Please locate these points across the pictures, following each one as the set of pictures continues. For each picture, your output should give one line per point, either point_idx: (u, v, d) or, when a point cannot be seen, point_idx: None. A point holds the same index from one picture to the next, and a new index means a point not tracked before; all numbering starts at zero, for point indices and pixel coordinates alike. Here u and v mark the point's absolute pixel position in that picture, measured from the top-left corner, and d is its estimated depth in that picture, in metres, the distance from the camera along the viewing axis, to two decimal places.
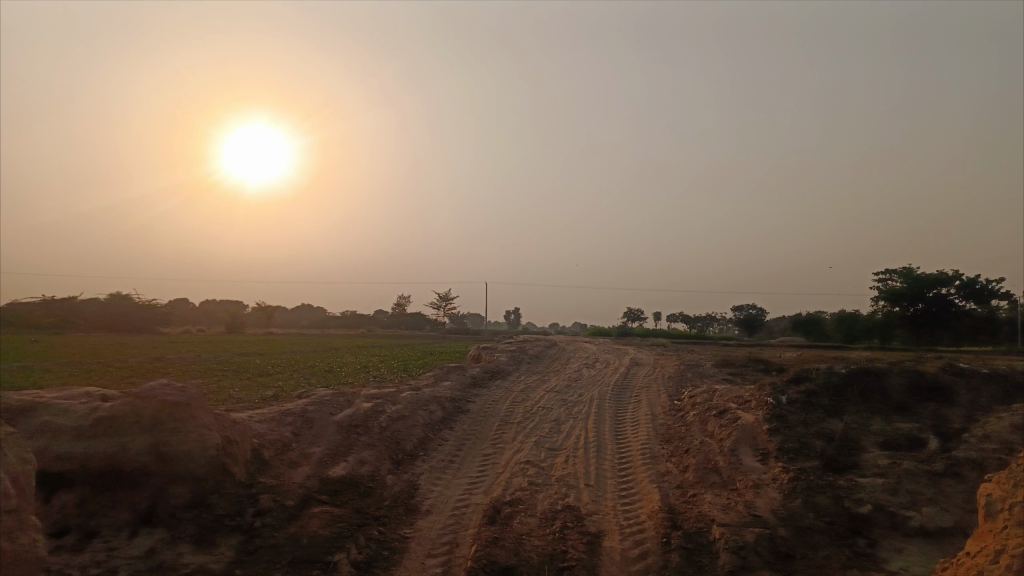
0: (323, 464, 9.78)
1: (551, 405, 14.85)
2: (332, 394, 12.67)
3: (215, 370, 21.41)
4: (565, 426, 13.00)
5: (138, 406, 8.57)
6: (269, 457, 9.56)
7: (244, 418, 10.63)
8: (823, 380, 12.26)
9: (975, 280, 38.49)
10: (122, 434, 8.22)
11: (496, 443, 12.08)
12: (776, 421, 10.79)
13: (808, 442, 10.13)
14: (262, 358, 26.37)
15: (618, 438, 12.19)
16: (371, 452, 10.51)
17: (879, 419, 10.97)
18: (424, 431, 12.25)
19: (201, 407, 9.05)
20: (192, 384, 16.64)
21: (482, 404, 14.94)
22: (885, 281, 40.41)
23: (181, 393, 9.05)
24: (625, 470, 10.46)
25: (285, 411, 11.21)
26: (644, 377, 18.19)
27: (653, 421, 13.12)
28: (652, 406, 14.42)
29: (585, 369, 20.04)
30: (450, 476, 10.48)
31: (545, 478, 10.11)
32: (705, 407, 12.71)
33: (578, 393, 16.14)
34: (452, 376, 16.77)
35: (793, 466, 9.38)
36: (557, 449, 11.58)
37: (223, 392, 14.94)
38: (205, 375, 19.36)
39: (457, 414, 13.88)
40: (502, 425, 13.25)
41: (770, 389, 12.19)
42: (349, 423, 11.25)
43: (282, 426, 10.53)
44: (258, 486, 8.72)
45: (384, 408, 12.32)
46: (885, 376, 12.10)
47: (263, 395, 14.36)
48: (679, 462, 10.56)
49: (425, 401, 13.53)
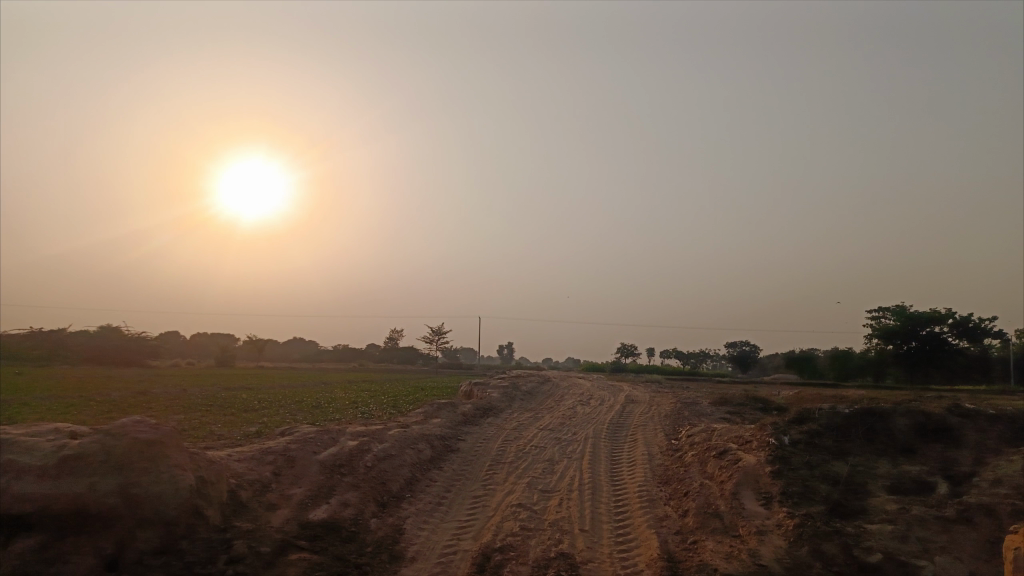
0: (302, 507, 9.27)
1: (545, 444, 14.37)
2: (316, 431, 12.18)
3: (200, 405, 20.83)
4: (558, 466, 12.54)
5: (107, 444, 8.08)
6: (247, 499, 9.06)
7: (222, 456, 10.14)
8: (825, 421, 11.85)
9: (968, 318, 38.33)
10: (89, 474, 7.72)
11: (487, 484, 11.58)
12: (779, 462, 10.35)
13: (813, 485, 9.69)
14: (249, 393, 25.76)
15: (614, 479, 11.73)
16: (354, 494, 10.00)
17: (885, 462, 10.55)
18: (412, 471, 11.76)
19: (175, 446, 8.61)
20: (173, 419, 16.08)
21: (473, 442, 14.44)
22: (878, 318, 40.32)
23: (154, 431, 8.60)
24: (621, 514, 9.98)
25: (266, 449, 10.70)
26: (640, 415, 17.69)
27: (649, 462, 12.66)
28: (649, 446, 13.93)
29: (579, 406, 19.57)
30: (437, 520, 9.97)
31: (537, 523, 9.62)
32: (705, 448, 12.27)
33: (572, 431, 15.66)
34: (442, 413, 16.26)
35: (798, 512, 8.93)
36: (551, 491, 11.10)
37: (204, 428, 14.40)
38: (188, 410, 18.77)
39: (446, 453, 13.38)
40: (493, 465, 12.77)
41: (772, 429, 11.76)
42: (333, 462, 10.76)
43: (261, 466, 10.03)
44: (232, 532, 8.21)
45: (370, 447, 11.82)
46: (890, 417, 11.68)
47: (246, 431, 13.84)
48: (678, 506, 10.09)
49: (413, 439, 13.04)
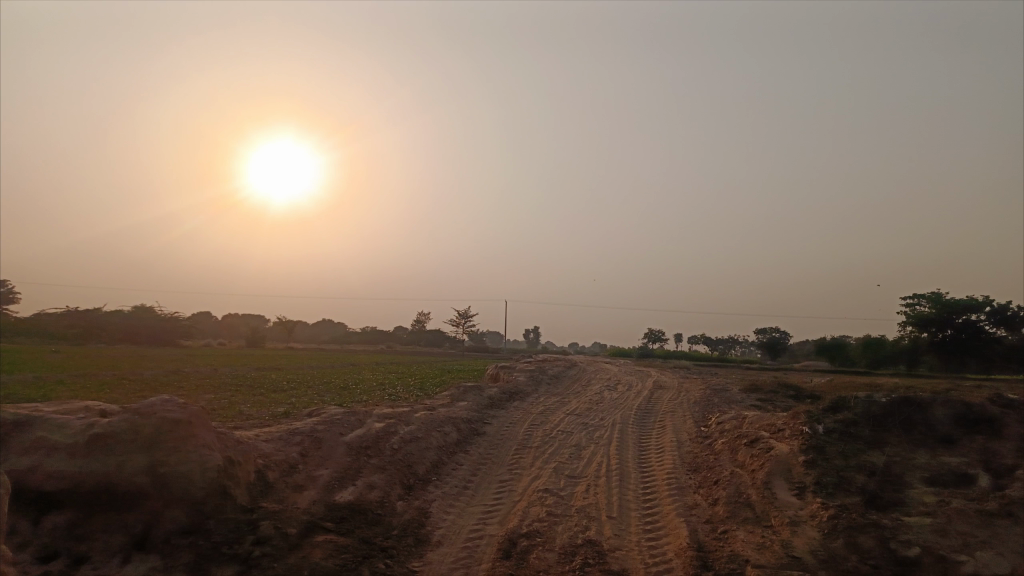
0: (329, 488, 9.26)
1: (571, 429, 14.24)
2: (343, 413, 12.17)
3: (229, 385, 21.04)
4: (586, 451, 12.41)
5: (136, 423, 8.12)
6: (274, 479, 9.07)
7: (249, 436, 10.16)
8: (861, 409, 11.55)
9: (1006, 305, 37.34)
10: (118, 454, 7.77)
11: (513, 469, 11.50)
12: (813, 451, 10.09)
13: (848, 476, 9.42)
14: (278, 374, 25.99)
15: (643, 466, 11.58)
16: (381, 476, 9.97)
17: (923, 453, 10.25)
18: (438, 454, 11.71)
19: (203, 425, 8.61)
20: (203, 399, 16.23)
21: (499, 426, 14.36)
22: (912, 306, 39.49)
23: (182, 410, 8.61)
24: (650, 502, 9.83)
25: (293, 430, 10.71)
26: (668, 401, 17.47)
27: (678, 449, 12.47)
28: (678, 433, 13.73)
29: (606, 392, 19.39)
30: (463, 504, 9.91)
31: (564, 509, 9.51)
32: (735, 435, 12.04)
33: (599, 417, 15.50)
34: (468, 396, 16.18)
35: (832, 503, 8.69)
36: (578, 476, 10.99)
37: (232, 408, 14.51)
38: (218, 390, 18.99)
39: (472, 437, 13.32)
40: (520, 449, 12.68)
41: (805, 417, 11.49)
42: (359, 444, 10.74)
43: (289, 446, 10.04)
44: (259, 512, 8.21)
45: (396, 429, 11.79)
46: (929, 407, 11.33)
47: (273, 412, 13.90)
48: (707, 494, 9.92)
49: (439, 422, 13.00)
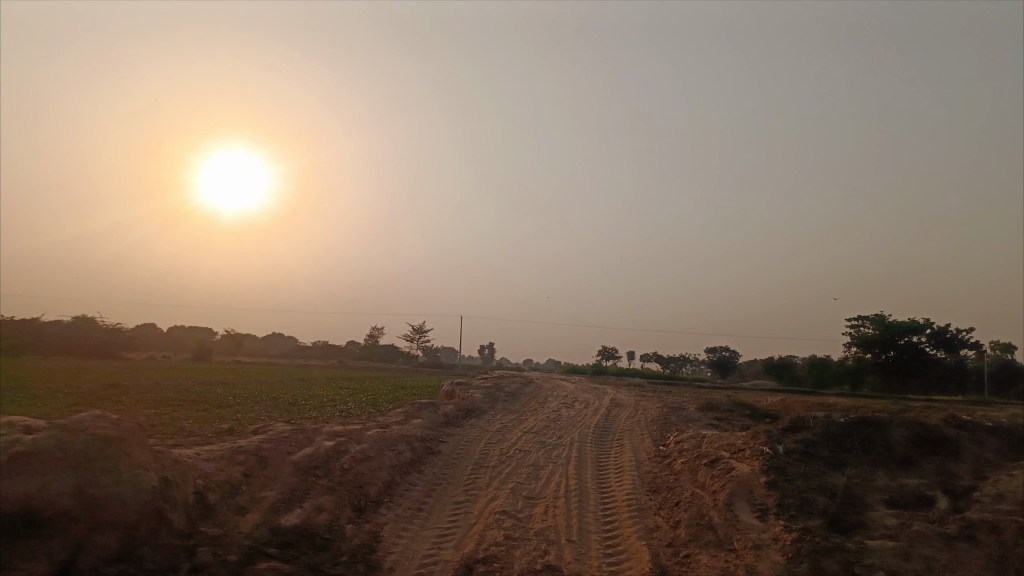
0: (273, 511, 8.73)
1: (529, 448, 13.92)
2: (291, 431, 11.62)
3: (171, 399, 20.12)
4: (544, 471, 12.10)
5: (64, 441, 7.50)
6: (215, 501, 8.52)
7: (190, 454, 9.58)
8: (821, 430, 11.51)
9: (946, 328, 38.35)
10: (44, 473, 7.10)
11: (469, 490, 11.10)
12: (774, 472, 9.96)
13: (810, 498, 9.30)
14: (225, 388, 25.11)
15: (602, 487, 11.31)
16: (330, 498, 9.48)
17: (882, 474, 10.22)
18: (391, 474, 11.25)
19: (138, 444, 8.07)
20: (142, 414, 15.44)
21: (454, 444, 13.95)
22: (857, 327, 40.34)
23: (115, 428, 8.06)
24: (610, 524, 9.56)
25: (237, 448, 10.15)
26: (627, 419, 17.28)
27: (638, 469, 12.25)
28: (636, 452, 13.53)
29: (563, 409, 19.13)
30: (417, 527, 9.48)
31: (522, 532, 9.17)
32: (695, 455, 11.87)
33: (557, 435, 15.21)
34: (423, 414, 15.74)
35: (795, 525, 8.53)
36: (536, 497, 10.65)
37: (173, 424, 13.80)
38: (159, 405, 18.12)
39: (427, 456, 12.88)
40: (476, 469, 12.30)
41: (765, 437, 11.38)
42: (308, 463, 10.23)
43: (232, 466, 9.48)
44: (197, 538, 7.66)
45: (347, 448, 11.30)
46: (887, 428, 11.34)
47: (217, 429, 13.23)
48: (669, 516, 9.69)
49: (392, 440, 12.52)
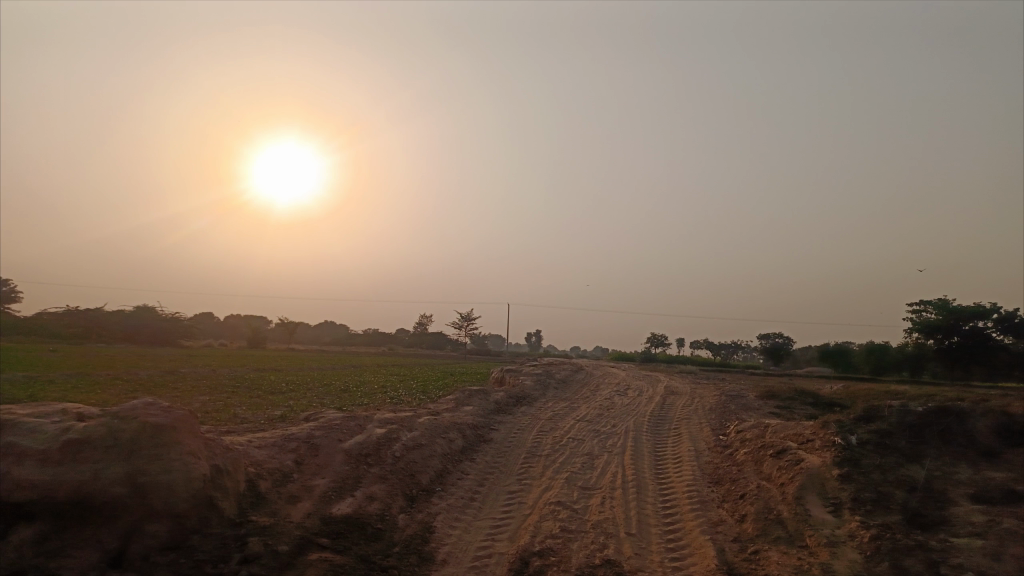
0: (325, 500, 8.56)
1: (582, 436, 13.54)
2: (341, 418, 11.46)
3: (225, 386, 20.31)
4: (599, 461, 11.71)
5: (115, 428, 7.42)
6: (266, 490, 8.38)
7: (241, 442, 9.48)
8: (896, 420, 10.83)
9: (1014, 312, 36.40)
10: (94, 461, 7.03)
11: (523, 479, 10.78)
12: (848, 465, 9.37)
13: (887, 492, 8.71)
14: (278, 374, 25.35)
15: (660, 478, 10.86)
16: (381, 487, 9.28)
17: (965, 467, 9.54)
18: (442, 463, 11.02)
19: (188, 431, 7.96)
20: (197, 401, 15.55)
21: (506, 432, 13.66)
22: (918, 312, 38.70)
23: (166, 414, 7.95)
24: (671, 517, 9.14)
25: (288, 435, 10.02)
26: (683, 408, 16.75)
27: (697, 459, 11.77)
28: (695, 442, 13.03)
29: (616, 397, 18.68)
30: (470, 518, 9.21)
31: (579, 524, 8.82)
32: (759, 446, 11.31)
33: (611, 423, 14.79)
34: (473, 401, 15.49)
35: (873, 521, 7.97)
36: (592, 488, 10.28)
37: (226, 411, 13.84)
38: (213, 391, 18.31)
39: (478, 444, 12.62)
40: (529, 458, 11.98)
41: (836, 427, 10.76)
42: (359, 451, 10.05)
43: (283, 453, 9.34)
44: (248, 527, 7.52)
45: (398, 436, 11.09)
46: (969, 418, 10.60)
47: (268, 416, 13.18)
48: (733, 509, 9.22)
49: (443, 428, 12.29)
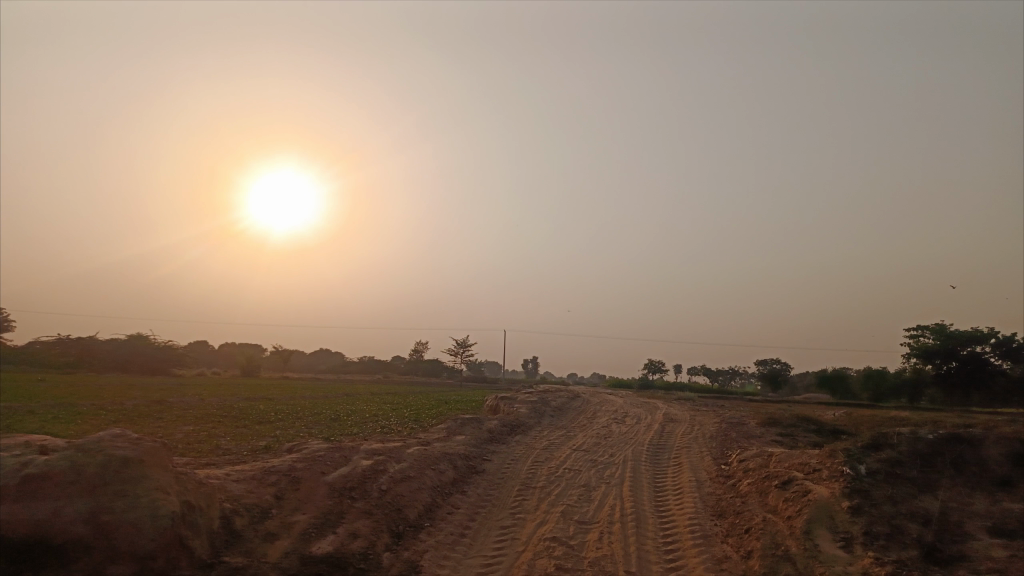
0: (305, 538, 8.05)
1: (579, 466, 13.06)
2: (327, 448, 10.97)
3: (212, 415, 19.75)
4: (596, 493, 11.22)
5: (78, 462, 6.94)
6: (242, 527, 7.86)
7: (218, 475, 8.98)
8: (906, 448, 10.38)
9: (1012, 337, 35.84)
10: (54, 497, 6.54)
11: (516, 513, 10.28)
12: (858, 496, 8.90)
13: (901, 525, 8.23)
14: (268, 403, 24.81)
15: (660, 511, 10.36)
16: (366, 523, 8.77)
17: (981, 498, 9.08)
18: (432, 496, 10.51)
19: (159, 464, 7.49)
20: (180, 431, 15.02)
21: (499, 463, 13.16)
22: (915, 338, 38.38)
23: (135, 447, 7.48)
24: (672, 553, 8.62)
25: (268, 468, 9.51)
26: (682, 436, 16.24)
27: (699, 490, 11.29)
28: (696, 472, 12.55)
29: (613, 425, 18.19)
30: (460, 556, 8.69)
31: (576, 562, 8.30)
32: (763, 476, 10.85)
33: (609, 453, 14.29)
34: (466, 429, 15.00)
35: (888, 558, 7.48)
36: (589, 522, 9.77)
37: (209, 442, 13.32)
38: (199, 421, 17.76)
39: (470, 475, 12.11)
40: (523, 490, 11.48)
41: (843, 455, 10.31)
42: (343, 485, 9.55)
43: (262, 488, 8.84)
44: (219, 569, 6.98)
45: (386, 468, 10.59)
46: (981, 445, 10.17)
47: (252, 447, 12.66)
48: (739, 544, 8.73)
49: (433, 458, 11.80)
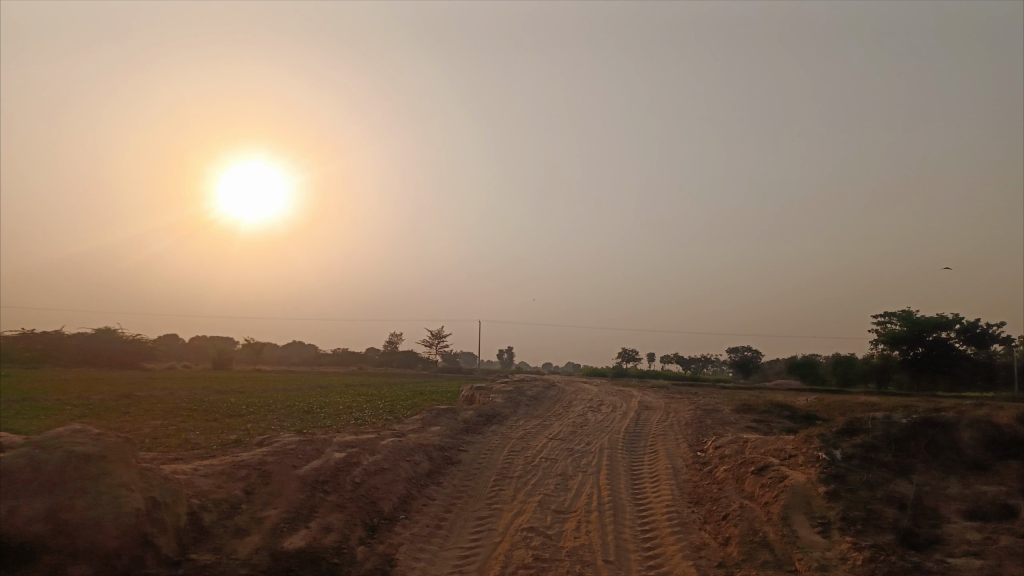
0: (276, 533, 7.84)
1: (555, 455, 12.96)
2: (299, 441, 10.74)
3: (182, 409, 19.33)
4: (573, 481, 11.13)
5: (35, 459, 6.66)
6: (210, 523, 7.63)
7: (186, 470, 8.72)
8: (881, 432, 10.42)
9: (976, 323, 36.64)
10: (11, 496, 6.27)
11: (493, 504, 10.16)
12: (834, 482, 8.91)
13: (877, 510, 8.25)
14: (239, 397, 24.40)
15: (638, 499, 10.30)
16: (339, 516, 8.59)
17: (954, 482, 9.14)
18: (407, 488, 10.34)
19: (122, 460, 7.23)
20: (148, 425, 14.67)
21: (475, 453, 13.02)
22: (883, 324, 39.01)
23: (96, 443, 7.21)
24: (650, 541, 8.56)
25: (238, 462, 9.27)
26: (658, 423, 16.24)
27: (676, 477, 11.26)
28: (672, 459, 12.53)
29: (589, 413, 18.14)
30: (436, 548, 8.55)
31: (553, 552, 8.20)
32: (739, 463, 10.83)
33: (585, 441, 14.23)
34: (441, 420, 14.84)
35: (865, 542, 7.48)
36: (566, 512, 9.68)
37: (177, 436, 13.00)
38: (168, 415, 17.38)
39: (446, 466, 11.95)
40: (499, 480, 11.36)
41: (818, 441, 10.32)
42: (316, 478, 9.34)
43: (231, 482, 8.61)
44: (187, 566, 6.76)
45: (359, 460, 10.39)
46: (954, 429, 10.26)
47: (222, 441, 12.36)
48: (716, 531, 8.69)
49: (409, 450, 11.62)
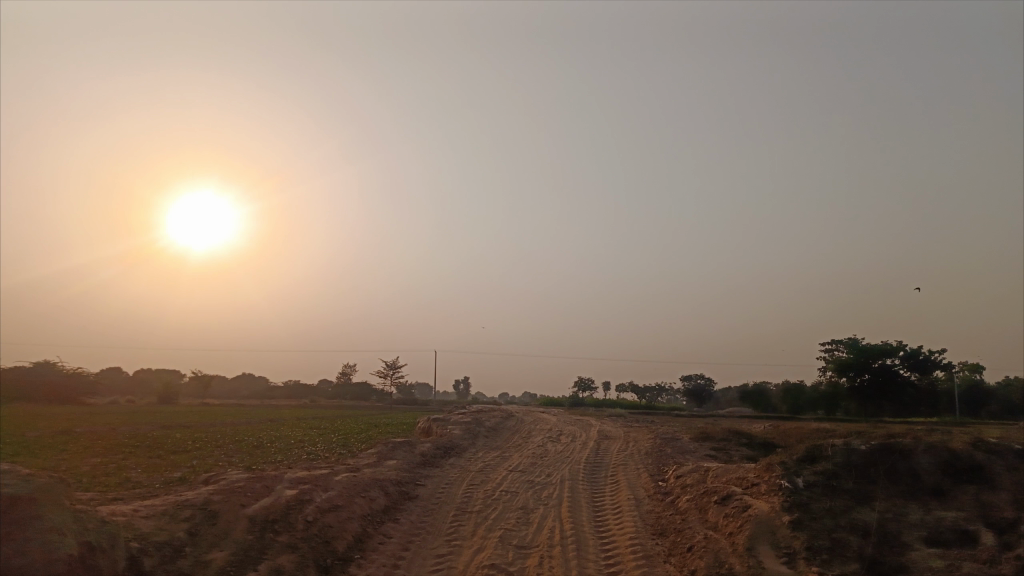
0: None
1: (515, 488, 12.67)
2: (248, 478, 10.25)
3: (123, 446, 18.43)
4: (534, 515, 10.85)
5: None
6: (151, 568, 7.14)
7: (125, 511, 8.21)
8: (841, 459, 10.44)
9: (918, 350, 37.52)
10: None
11: (452, 540, 9.81)
12: (797, 510, 8.85)
13: (841, 539, 8.19)
14: (186, 432, 23.46)
15: (601, 531, 10.08)
16: (290, 558, 8.16)
17: (914, 508, 9.17)
18: (362, 525, 9.92)
19: (54, 501, 6.74)
20: (87, 464, 13.91)
21: (433, 487, 12.64)
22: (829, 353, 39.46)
23: (26, 484, 6.71)
24: None
25: (182, 502, 8.77)
26: (618, 453, 16.07)
27: (638, 509, 11.08)
28: (634, 490, 12.35)
29: (548, 444, 17.91)
30: None
31: None
32: (701, 492, 10.72)
33: (545, 473, 13.97)
34: (398, 453, 14.43)
35: (831, 573, 7.39)
36: (528, 547, 9.39)
37: (118, 475, 12.33)
38: (109, 452, 16.56)
39: (403, 502, 11.55)
40: (458, 515, 11.01)
41: (780, 469, 10.29)
42: (266, 517, 8.89)
43: (175, 523, 8.12)
44: None
45: (311, 497, 9.95)
46: (912, 455, 10.32)
47: (165, 479, 11.73)
48: (682, 564, 8.51)
49: (363, 486, 11.19)
